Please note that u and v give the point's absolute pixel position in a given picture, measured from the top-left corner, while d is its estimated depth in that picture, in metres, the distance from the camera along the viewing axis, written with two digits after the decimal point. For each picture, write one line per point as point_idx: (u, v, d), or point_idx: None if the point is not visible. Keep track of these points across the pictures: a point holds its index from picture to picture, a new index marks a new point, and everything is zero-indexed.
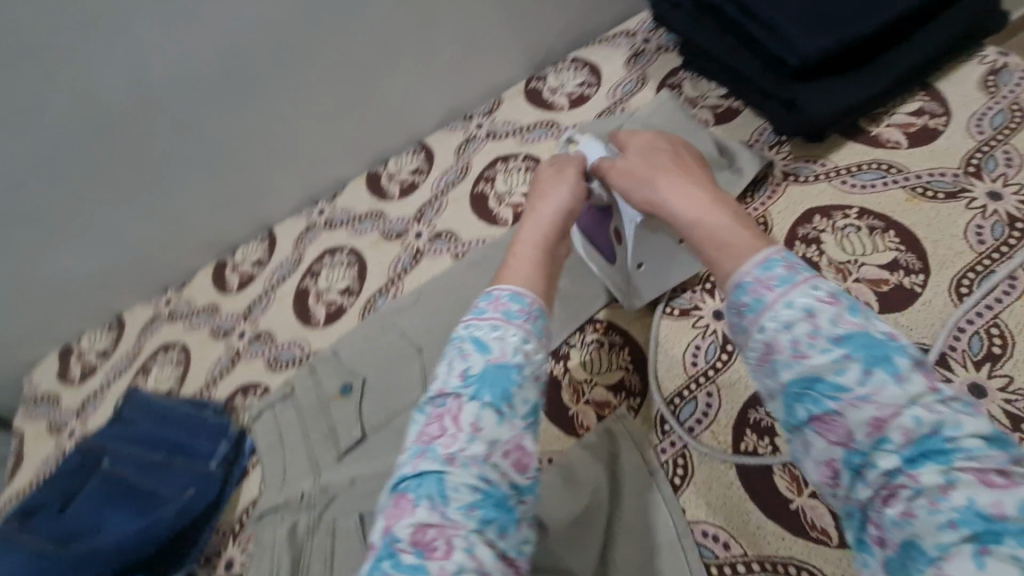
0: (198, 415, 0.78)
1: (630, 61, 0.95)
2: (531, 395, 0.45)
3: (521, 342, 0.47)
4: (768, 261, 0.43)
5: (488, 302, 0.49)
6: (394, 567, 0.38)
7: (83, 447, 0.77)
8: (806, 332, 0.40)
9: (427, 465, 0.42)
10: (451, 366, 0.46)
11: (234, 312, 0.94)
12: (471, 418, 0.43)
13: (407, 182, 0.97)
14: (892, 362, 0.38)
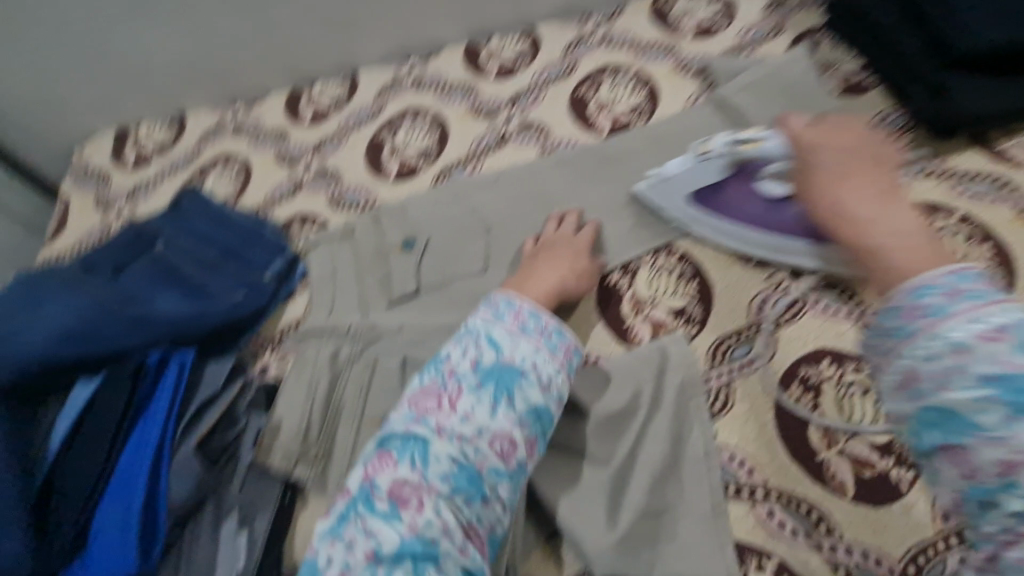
0: (257, 227, 0.79)
1: (771, 5, 0.87)
2: (530, 399, 0.53)
3: (532, 352, 0.55)
4: (957, 275, 0.36)
5: (509, 310, 0.58)
6: (368, 513, 0.46)
7: (141, 225, 0.77)
8: (948, 367, 0.34)
9: (416, 431, 0.50)
10: (465, 353, 0.55)
11: (303, 143, 0.92)
12: (467, 405, 0.52)
13: (507, 63, 0.93)
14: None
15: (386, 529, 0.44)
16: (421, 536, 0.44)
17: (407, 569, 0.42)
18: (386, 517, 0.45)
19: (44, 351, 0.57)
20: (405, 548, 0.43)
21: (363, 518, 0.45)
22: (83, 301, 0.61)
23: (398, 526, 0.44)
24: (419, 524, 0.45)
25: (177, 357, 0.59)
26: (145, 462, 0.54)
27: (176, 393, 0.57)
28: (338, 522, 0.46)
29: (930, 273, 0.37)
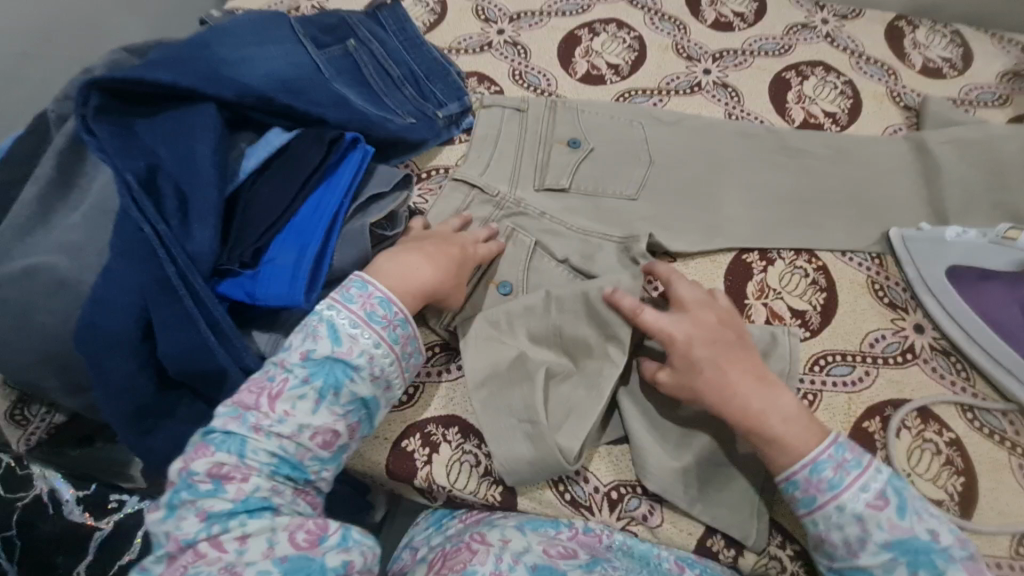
0: (442, 65, 0.80)
1: (1007, 76, 0.86)
2: (357, 394, 0.49)
3: (371, 346, 0.50)
4: (822, 457, 0.51)
5: (360, 292, 0.51)
6: (193, 495, 0.45)
7: (343, 16, 0.78)
8: (856, 534, 0.49)
9: (234, 426, 0.47)
10: (301, 343, 0.50)
11: (503, 7, 0.92)
12: (288, 401, 0.47)
13: (726, 19, 0.91)
14: (933, 565, 0.48)
15: (213, 501, 0.45)
16: (249, 499, 0.45)
17: (243, 518, 0.45)
18: (208, 497, 0.45)
19: (261, 86, 0.58)
20: (238, 508, 0.45)
21: (190, 500, 0.45)
22: (300, 58, 0.63)
23: (225, 495, 0.45)
24: (246, 489, 0.45)
25: (363, 145, 0.60)
26: (323, 220, 0.54)
27: (357, 174, 0.59)
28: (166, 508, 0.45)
29: (822, 447, 0.52)
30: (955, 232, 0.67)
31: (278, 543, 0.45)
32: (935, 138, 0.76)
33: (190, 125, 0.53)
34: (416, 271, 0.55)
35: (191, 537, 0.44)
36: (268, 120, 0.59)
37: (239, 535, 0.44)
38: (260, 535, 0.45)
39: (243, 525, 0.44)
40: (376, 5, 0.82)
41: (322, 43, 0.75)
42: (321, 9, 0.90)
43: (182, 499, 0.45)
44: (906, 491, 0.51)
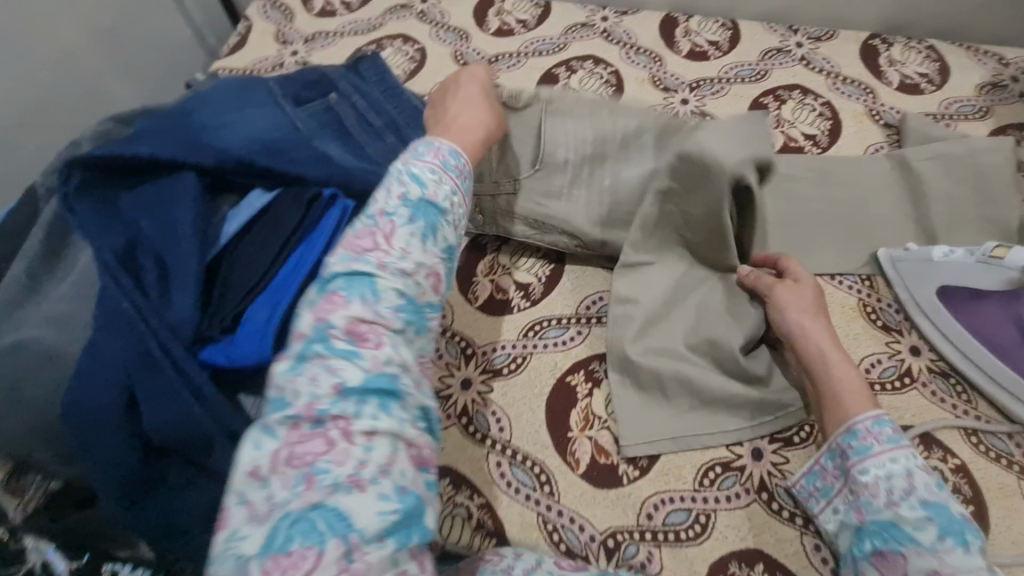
0: (422, 112, 0.80)
1: (985, 87, 0.86)
2: (452, 237, 0.50)
3: (452, 193, 0.51)
4: (882, 419, 0.52)
5: (428, 149, 0.52)
6: (327, 351, 0.42)
7: (323, 71, 0.79)
8: (900, 486, 0.48)
9: (358, 270, 0.45)
10: (389, 194, 0.49)
11: (481, 51, 0.94)
12: (401, 241, 0.47)
13: (700, 48, 0.92)
14: (966, 538, 0.44)
15: (348, 366, 0.42)
16: (380, 373, 0.42)
17: (372, 404, 0.41)
18: (341, 359, 0.42)
19: (240, 148, 0.58)
20: (368, 383, 0.41)
21: (323, 357, 0.42)
22: (279, 119, 0.64)
23: (360, 362, 0.42)
24: (381, 361, 0.43)
25: (343, 201, 0.61)
26: (301, 278, 0.55)
27: (336, 231, 0.59)
28: (298, 361, 0.42)
29: (863, 414, 0.53)
30: (942, 252, 0.66)
31: (398, 450, 0.40)
32: (917, 154, 0.76)
33: (171, 195, 0.54)
34: (472, 130, 0.58)
35: (324, 409, 0.40)
36: (250, 182, 0.60)
37: (363, 428, 0.40)
38: (386, 435, 0.40)
39: (371, 416, 0.40)
40: (357, 58, 0.84)
41: (304, 98, 0.76)
42: (305, 65, 0.93)
43: (316, 351, 0.42)
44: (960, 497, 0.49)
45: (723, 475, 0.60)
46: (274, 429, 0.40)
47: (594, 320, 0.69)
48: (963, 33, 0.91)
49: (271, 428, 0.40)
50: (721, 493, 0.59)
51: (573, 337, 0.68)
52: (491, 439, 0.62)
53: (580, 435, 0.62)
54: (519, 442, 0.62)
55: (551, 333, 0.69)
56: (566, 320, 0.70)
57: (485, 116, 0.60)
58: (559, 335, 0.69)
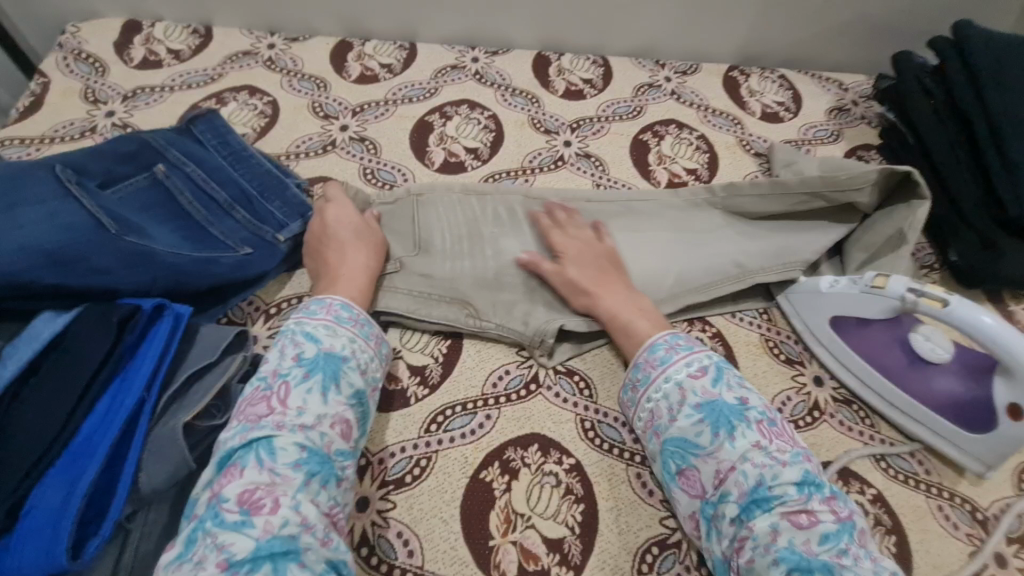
0: (278, 177, 0.68)
1: (833, 112, 0.92)
2: (358, 384, 0.49)
3: (351, 341, 0.51)
4: (655, 344, 0.57)
5: (321, 305, 0.53)
6: (217, 527, 0.39)
7: (143, 137, 0.65)
8: (676, 400, 0.53)
9: (253, 438, 0.43)
10: (283, 354, 0.48)
11: (343, 100, 0.84)
12: (298, 398, 0.45)
13: (576, 86, 0.90)
14: (729, 423, 0.50)
15: (237, 537, 0.38)
16: (275, 536, 0.38)
17: (265, 570, 0.37)
18: (233, 533, 0.38)
19: (11, 264, 0.44)
20: (261, 549, 0.38)
21: (213, 534, 0.38)
22: (74, 213, 0.50)
23: (251, 530, 0.38)
24: (274, 524, 0.39)
25: (173, 310, 0.48)
26: (114, 431, 0.41)
27: (166, 352, 0.46)
28: (186, 546, 0.39)
29: (659, 335, 0.58)
30: (829, 282, 0.65)
31: None
32: (806, 168, 0.78)
33: None
34: (359, 275, 0.59)
35: None
36: (35, 306, 0.46)
37: None
38: None
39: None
40: (187, 116, 0.69)
41: (119, 176, 0.62)
42: (126, 128, 0.77)
43: (207, 531, 0.39)
44: (729, 372, 0.54)
45: (662, 554, 0.55)
46: None
47: (502, 400, 0.62)
48: (806, 62, 0.98)
49: None
50: None
51: (482, 424, 0.60)
52: (401, 568, 0.52)
53: (504, 541, 0.54)
54: (433, 566, 0.53)
55: (456, 424, 0.60)
56: (472, 404, 0.62)
57: (370, 258, 0.62)
58: (466, 424, 0.60)
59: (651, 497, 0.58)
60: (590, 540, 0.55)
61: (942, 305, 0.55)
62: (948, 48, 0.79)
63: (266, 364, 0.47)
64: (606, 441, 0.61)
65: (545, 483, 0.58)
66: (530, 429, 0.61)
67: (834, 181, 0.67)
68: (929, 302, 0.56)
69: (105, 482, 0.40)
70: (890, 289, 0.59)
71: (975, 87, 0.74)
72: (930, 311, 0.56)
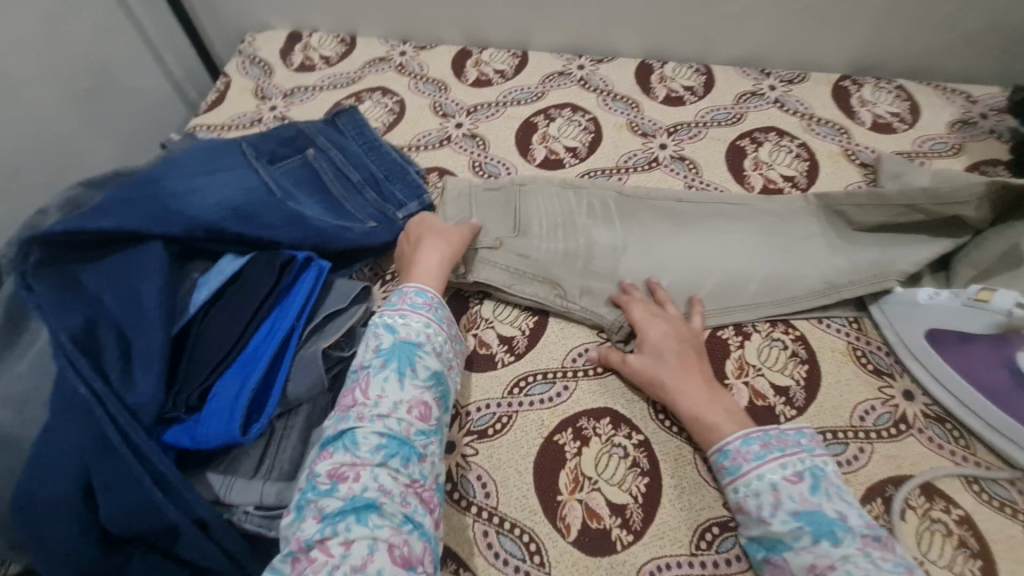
0: (401, 165, 0.80)
1: (956, 125, 0.87)
2: (431, 367, 0.54)
3: (424, 326, 0.56)
4: (748, 437, 0.55)
5: (398, 296, 0.59)
6: (315, 495, 0.47)
7: (301, 127, 0.79)
8: (769, 501, 0.52)
9: (342, 426, 0.50)
10: (367, 346, 0.55)
11: (459, 101, 0.94)
12: (378, 385, 0.52)
13: (676, 92, 0.94)
14: (835, 535, 0.48)
15: (330, 499, 0.46)
16: (357, 496, 0.46)
17: (350, 520, 0.45)
18: (327, 497, 0.46)
19: (211, 215, 0.58)
20: (348, 506, 0.45)
21: (312, 501, 0.46)
22: (253, 182, 0.64)
23: (340, 493, 0.46)
24: (357, 488, 0.46)
25: (318, 263, 0.59)
26: (273, 348, 0.52)
27: (312, 294, 0.57)
28: (296, 510, 0.47)
29: (730, 437, 0.56)
30: (928, 293, 0.64)
31: (378, 550, 0.43)
32: (915, 180, 0.76)
33: (139, 267, 0.52)
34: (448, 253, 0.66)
35: (311, 536, 0.44)
36: (221, 248, 0.59)
37: (342, 539, 0.43)
38: (363, 539, 0.44)
39: (348, 530, 0.44)
40: (334, 111, 0.83)
41: (281, 156, 0.76)
42: (284, 119, 0.93)
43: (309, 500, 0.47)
44: (828, 477, 0.53)
45: (722, 535, 0.57)
46: (281, 564, 0.44)
47: (580, 374, 0.68)
48: (928, 72, 0.94)
49: (277, 565, 0.44)
50: (720, 556, 0.56)
51: (559, 393, 0.66)
52: (477, 506, 0.59)
53: (571, 498, 0.60)
54: (506, 509, 0.59)
55: (537, 390, 0.67)
56: (552, 374, 0.68)
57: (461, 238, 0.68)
58: (545, 391, 0.66)
59: (716, 481, 0.60)
60: (652, 510, 0.59)
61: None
62: None
63: (355, 357, 0.54)
64: (676, 424, 0.64)
65: (613, 453, 0.62)
66: (604, 403, 0.65)
67: (937, 194, 0.66)
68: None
69: (263, 386, 0.51)
70: (994, 303, 0.58)
71: None
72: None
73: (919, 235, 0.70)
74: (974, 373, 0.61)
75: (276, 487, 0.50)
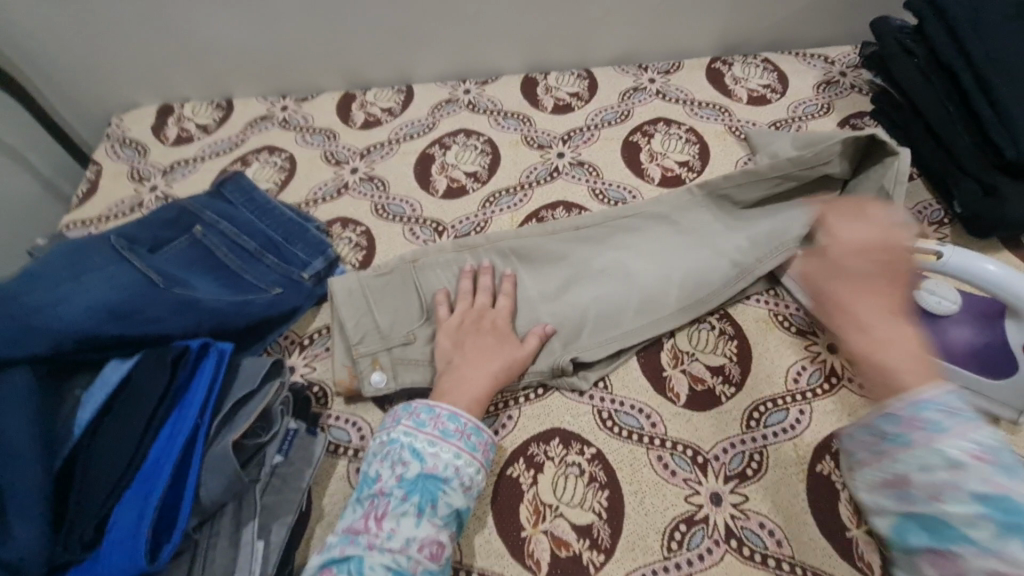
0: (299, 223, 0.77)
1: (821, 86, 0.93)
2: (452, 505, 0.52)
3: (453, 457, 0.54)
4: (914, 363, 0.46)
5: (430, 416, 0.56)
6: None
7: (182, 205, 0.74)
8: (981, 456, 0.38)
9: (352, 549, 0.50)
10: (390, 468, 0.54)
11: (351, 146, 0.92)
12: (394, 519, 0.51)
13: (563, 100, 0.95)
14: (1020, 514, 0.36)
15: None
16: None
17: None
18: None
19: (82, 323, 0.52)
20: None
21: None
22: (130, 275, 0.59)
23: None
24: None
25: (216, 347, 0.54)
26: (176, 454, 0.47)
27: (214, 384, 0.53)
28: None
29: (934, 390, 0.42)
30: None
31: None
32: (781, 148, 0.80)
33: (1, 399, 0.46)
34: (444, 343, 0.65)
35: None
36: (102, 356, 0.54)
37: None
38: None
39: None
40: (216, 181, 0.79)
41: (163, 241, 0.71)
42: (167, 198, 0.87)
43: None
44: (965, 420, 0.40)
45: (690, 531, 0.57)
46: None
47: (521, 400, 0.66)
48: (786, 43, 1.00)
49: None
50: (692, 553, 0.55)
51: (505, 424, 0.64)
52: None
53: (535, 531, 0.57)
54: (472, 560, 0.56)
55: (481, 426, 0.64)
56: (493, 407, 0.65)
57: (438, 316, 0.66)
58: (490, 426, 0.64)
59: (674, 477, 0.60)
60: (618, 523, 0.57)
61: (941, 256, 0.56)
62: (926, 9, 0.78)
63: (376, 473, 0.53)
64: (624, 429, 0.63)
65: (569, 473, 0.61)
66: (550, 424, 0.64)
67: (803, 160, 0.71)
68: (924, 258, 0.57)
69: (171, 499, 0.46)
70: None
71: (956, 41, 0.74)
72: (928, 266, 0.57)
73: (797, 200, 0.74)
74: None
75: None
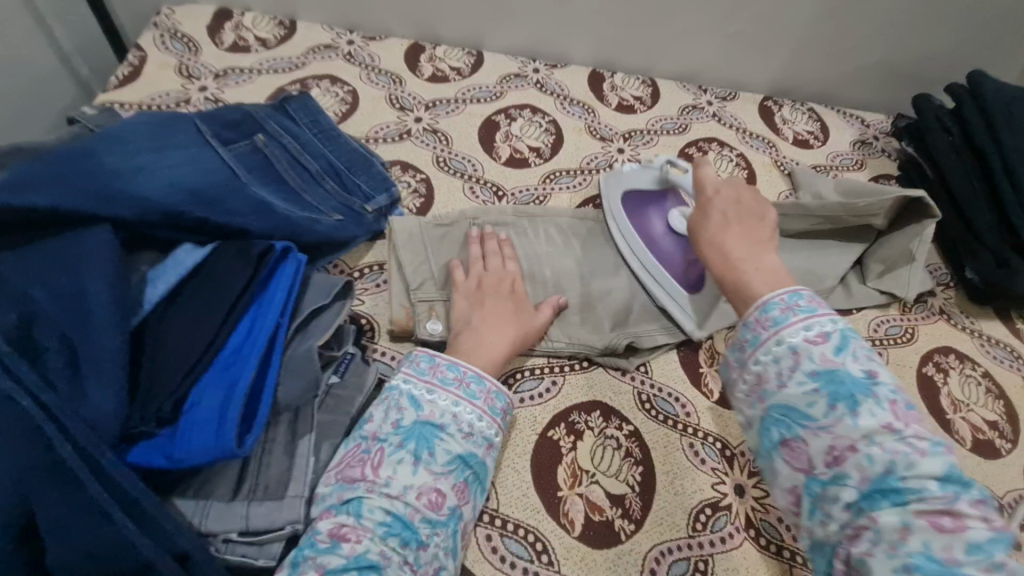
0: (364, 155, 0.74)
1: (857, 144, 1.02)
2: (450, 453, 0.50)
3: (451, 405, 0.52)
4: (794, 292, 0.50)
5: (429, 365, 0.54)
6: (314, 551, 0.44)
7: (249, 109, 0.70)
8: (787, 365, 0.46)
9: (349, 493, 0.47)
10: (386, 415, 0.51)
11: (416, 96, 0.91)
12: (391, 465, 0.48)
13: (627, 101, 0.99)
14: (854, 399, 0.43)
15: (330, 558, 0.43)
16: (363, 557, 0.43)
17: None
18: (327, 554, 0.43)
19: (166, 197, 0.50)
20: (350, 564, 0.43)
21: (310, 557, 0.43)
22: (211, 163, 0.56)
23: (341, 552, 0.43)
24: (360, 549, 0.44)
25: (297, 255, 0.52)
26: (258, 349, 0.46)
27: (292, 290, 0.50)
28: (290, 567, 0.44)
29: (776, 292, 0.50)
30: (631, 167, 0.78)
31: None
32: (823, 189, 0.86)
33: (81, 254, 0.43)
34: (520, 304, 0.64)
35: None
36: (177, 236, 0.51)
37: None
38: None
39: None
40: (283, 96, 0.75)
41: (227, 140, 0.67)
42: (218, 102, 0.83)
43: (305, 555, 0.44)
44: (856, 341, 0.47)
45: (715, 516, 0.60)
46: None
47: (566, 369, 0.67)
48: (831, 99, 1.08)
49: None
50: (715, 535, 0.58)
51: (549, 388, 0.65)
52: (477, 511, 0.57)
53: (571, 492, 0.59)
54: (507, 510, 0.57)
55: (526, 387, 0.65)
56: (539, 371, 0.67)
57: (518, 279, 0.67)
58: (534, 388, 0.65)
59: (703, 464, 0.63)
60: (649, 498, 0.60)
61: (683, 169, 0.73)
62: (964, 94, 0.88)
63: (374, 412, 0.51)
64: (661, 413, 0.66)
65: (607, 445, 0.62)
66: (592, 397, 0.66)
67: (853, 209, 0.75)
68: (675, 171, 0.74)
69: (250, 394, 0.45)
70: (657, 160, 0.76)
71: (990, 126, 0.83)
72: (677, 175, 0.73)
73: (835, 240, 0.80)
74: (638, 216, 0.74)
75: (262, 510, 0.45)
